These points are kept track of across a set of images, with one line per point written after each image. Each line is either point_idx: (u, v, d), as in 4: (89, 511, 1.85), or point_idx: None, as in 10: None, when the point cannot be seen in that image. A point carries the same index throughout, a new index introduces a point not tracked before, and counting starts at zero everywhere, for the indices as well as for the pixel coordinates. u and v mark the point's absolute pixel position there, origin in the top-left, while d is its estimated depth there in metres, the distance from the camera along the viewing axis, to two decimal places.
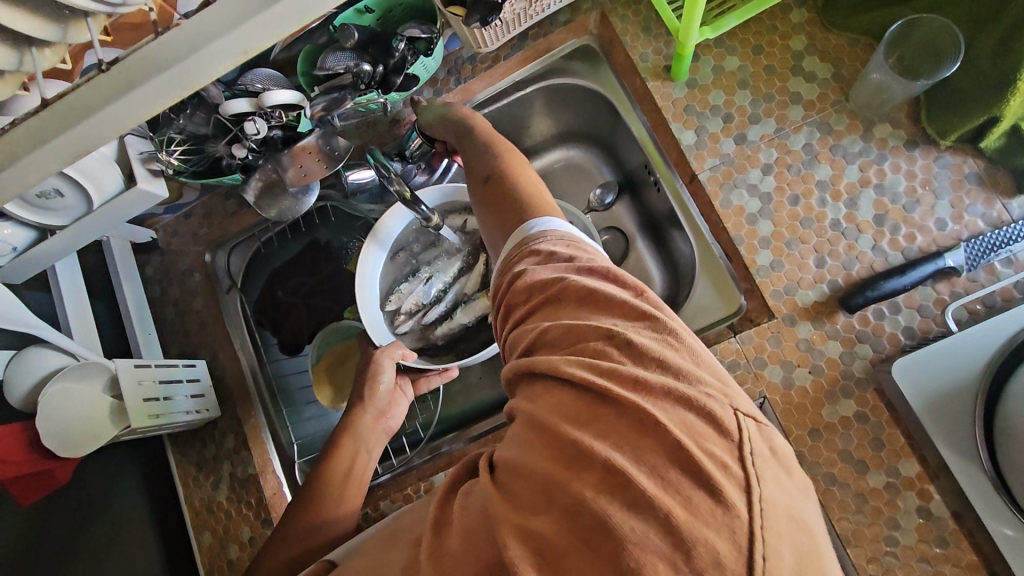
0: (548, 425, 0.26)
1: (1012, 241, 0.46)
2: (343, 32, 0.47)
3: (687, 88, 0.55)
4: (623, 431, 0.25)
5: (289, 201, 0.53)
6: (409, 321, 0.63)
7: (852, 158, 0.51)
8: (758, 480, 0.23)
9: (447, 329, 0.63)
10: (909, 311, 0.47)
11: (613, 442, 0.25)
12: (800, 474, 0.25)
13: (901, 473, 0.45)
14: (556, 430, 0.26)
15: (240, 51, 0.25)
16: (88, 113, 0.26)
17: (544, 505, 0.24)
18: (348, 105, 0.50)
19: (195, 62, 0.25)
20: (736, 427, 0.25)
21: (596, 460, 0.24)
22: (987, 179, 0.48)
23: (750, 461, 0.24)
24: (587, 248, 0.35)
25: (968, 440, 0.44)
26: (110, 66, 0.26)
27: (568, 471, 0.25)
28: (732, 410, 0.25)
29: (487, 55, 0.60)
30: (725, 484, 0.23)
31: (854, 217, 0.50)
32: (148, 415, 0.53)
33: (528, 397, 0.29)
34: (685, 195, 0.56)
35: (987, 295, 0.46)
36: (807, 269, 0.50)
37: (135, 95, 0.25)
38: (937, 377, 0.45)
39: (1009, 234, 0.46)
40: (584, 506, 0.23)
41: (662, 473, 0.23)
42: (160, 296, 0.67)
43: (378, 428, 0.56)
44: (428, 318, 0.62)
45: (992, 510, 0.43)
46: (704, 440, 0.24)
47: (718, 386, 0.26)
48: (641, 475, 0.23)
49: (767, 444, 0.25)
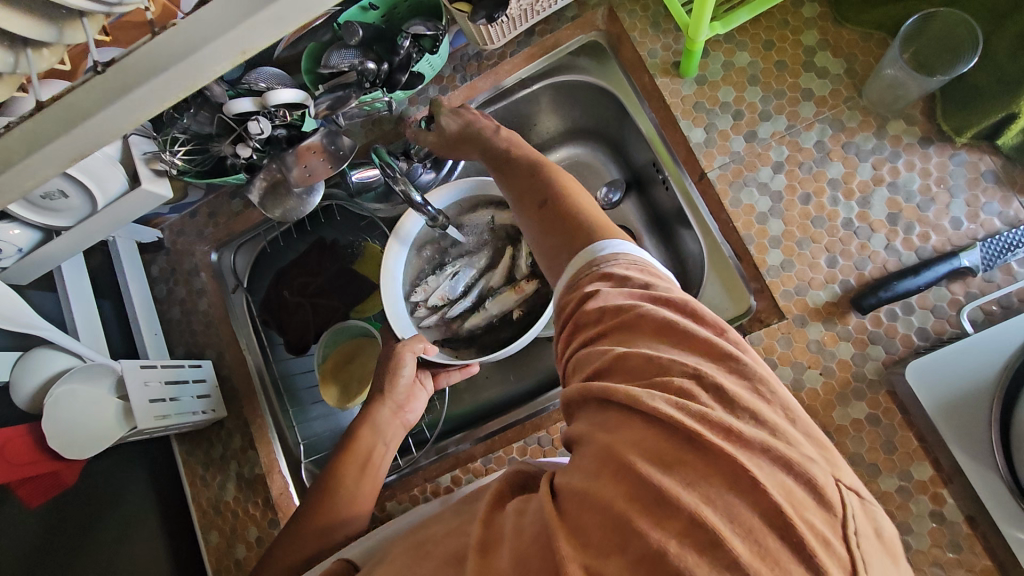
0: (628, 463, 0.25)
1: None
2: (348, 29, 0.46)
3: (696, 85, 0.54)
4: (716, 483, 0.24)
5: (294, 202, 0.53)
6: (431, 315, 0.63)
7: (865, 156, 0.50)
8: (863, 566, 0.23)
9: (475, 322, 0.64)
10: (923, 312, 0.47)
11: (704, 494, 0.24)
12: (899, 561, 0.25)
13: (914, 476, 0.45)
14: (637, 470, 0.25)
15: (240, 50, 0.25)
16: (84, 117, 0.25)
17: (620, 548, 0.24)
18: (355, 100, 0.47)
19: (195, 63, 0.25)
20: (840, 502, 0.24)
21: (685, 512, 0.23)
22: (1004, 177, 0.47)
23: (855, 543, 0.24)
24: (659, 274, 0.34)
25: (985, 446, 0.43)
26: (106, 68, 0.25)
27: (652, 517, 0.24)
28: (835, 482, 0.25)
29: (493, 52, 0.59)
30: (827, 561, 0.23)
31: (866, 216, 0.49)
32: (155, 416, 0.53)
33: (601, 424, 0.28)
34: (694, 193, 0.55)
35: (1003, 296, 0.45)
36: (818, 269, 0.49)
37: (133, 97, 0.25)
38: (952, 381, 0.44)
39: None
40: (666, 559, 0.23)
41: (757, 538, 0.23)
42: (167, 295, 0.67)
43: (396, 422, 0.56)
44: (453, 312, 0.63)
45: (1008, 517, 0.42)
46: (805, 510, 0.24)
47: (820, 455, 0.26)
48: (733, 535, 0.23)
49: (871, 525, 0.25)
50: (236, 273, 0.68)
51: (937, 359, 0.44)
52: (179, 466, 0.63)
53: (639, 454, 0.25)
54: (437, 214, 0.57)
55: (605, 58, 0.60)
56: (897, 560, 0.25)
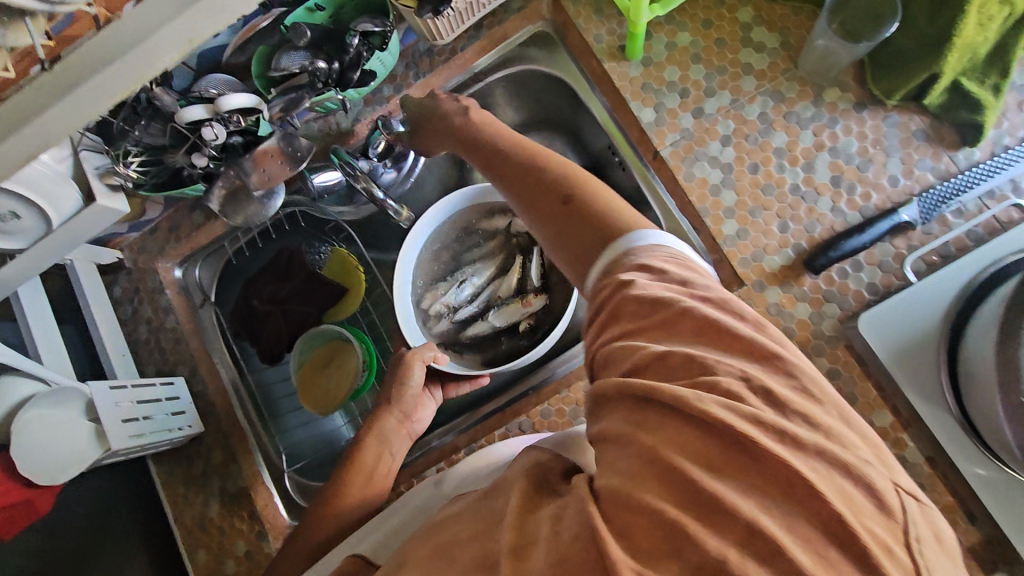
0: (680, 472, 0.26)
1: (961, 192, 0.48)
2: (295, 31, 0.47)
3: (642, 67, 0.56)
4: (772, 492, 0.25)
5: (254, 207, 0.53)
6: (441, 321, 0.66)
7: (806, 124, 0.52)
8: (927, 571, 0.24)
9: (478, 330, 0.66)
10: (871, 268, 0.49)
11: (763, 507, 0.24)
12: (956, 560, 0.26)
13: (876, 424, 0.47)
14: (693, 480, 0.25)
15: (184, 41, 0.25)
16: (26, 120, 0.26)
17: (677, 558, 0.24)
18: (308, 100, 0.49)
19: (146, 51, 0.25)
20: (898, 509, 0.25)
21: (741, 521, 0.24)
22: (933, 135, 0.50)
23: (916, 549, 0.24)
24: (699, 268, 0.33)
25: (937, 388, 0.46)
26: (51, 66, 0.26)
27: (711, 528, 0.24)
28: (894, 489, 0.26)
29: (443, 48, 0.60)
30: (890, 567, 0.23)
31: (811, 181, 0.51)
32: (130, 435, 0.52)
33: (631, 417, 0.28)
34: (650, 172, 0.57)
35: (942, 245, 0.48)
36: (771, 235, 0.51)
37: (78, 95, 0.25)
38: (901, 329, 0.47)
39: (958, 186, 0.48)
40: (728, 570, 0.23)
41: (819, 548, 0.23)
42: (132, 316, 0.66)
43: (402, 432, 0.57)
44: (459, 319, 0.66)
45: (966, 455, 0.45)
46: (865, 517, 0.24)
47: (874, 460, 0.26)
48: (797, 548, 0.23)
49: (930, 529, 0.25)
50: (202, 287, 0.67)
51: (887, 311, 0.47)
52: (159, 488, 0.62)
53: (691, 463, 0.26)
54: (400, 209, 0.59)
55: (553, 47, 0.61)
56: (953, 559, 0.26)
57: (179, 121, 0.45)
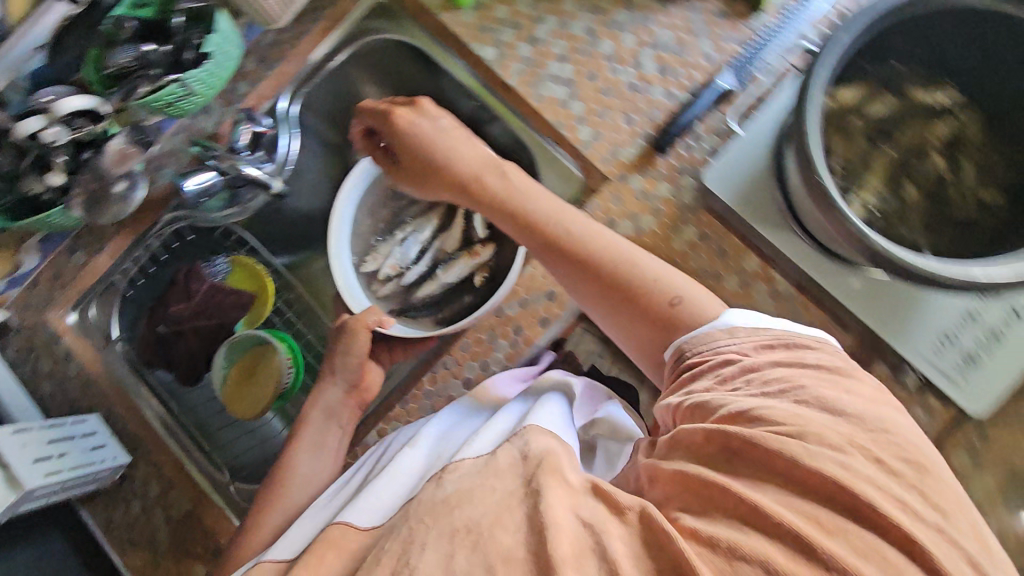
0: (800, 500, 0.32)
1: (757, 53, 0.55)
2: (117, 24, 0.49)
3: (475, 12, 0.61)
4: (880, 524, 0.31)
5: (118, 206, 0.55)
6: (387, 284, 0.70)
7: (625, 28, 0.58)
8: None
9: (429, 289, 0.71)
10: (709, 137, 0.55)
11: (871, 531, 0.31)
12: None
13: (749, 269, 0.52)
14: (812, 505, 0.31)
15: None
16: None
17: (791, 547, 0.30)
18: (148, 85, 0.49)
19: None
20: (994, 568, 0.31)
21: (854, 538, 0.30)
22: (731, 13, 0.57)
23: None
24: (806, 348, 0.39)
25: (779, 218, 0.52)
26: None
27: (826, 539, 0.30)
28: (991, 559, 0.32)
29: (287, 35, 0.62)
30: None
31: (643, 75, 0.57)
32: (46, 474, 0.50)
33: (723, 442, 0.35)
34: (508, 105, 0.61)
35: (755, 101, 0.55)
36: (620, 130, 0.56)
37: None
38: (739, 175, 0.52)
39: (753, 49, 0.55)
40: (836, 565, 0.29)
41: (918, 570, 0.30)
42: (32, 373, 0.63)
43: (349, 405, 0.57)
44: (407, 280, 0.70)
45: (825, 275, 0.51)
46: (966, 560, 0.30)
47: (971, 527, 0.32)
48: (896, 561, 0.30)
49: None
50: (101, 326, 0.64)
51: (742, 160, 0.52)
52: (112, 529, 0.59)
53: (809, 493, 0.32)
54: (271, 180, 0.62)
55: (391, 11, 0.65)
56: None
57: (18, 135, 0.46)
